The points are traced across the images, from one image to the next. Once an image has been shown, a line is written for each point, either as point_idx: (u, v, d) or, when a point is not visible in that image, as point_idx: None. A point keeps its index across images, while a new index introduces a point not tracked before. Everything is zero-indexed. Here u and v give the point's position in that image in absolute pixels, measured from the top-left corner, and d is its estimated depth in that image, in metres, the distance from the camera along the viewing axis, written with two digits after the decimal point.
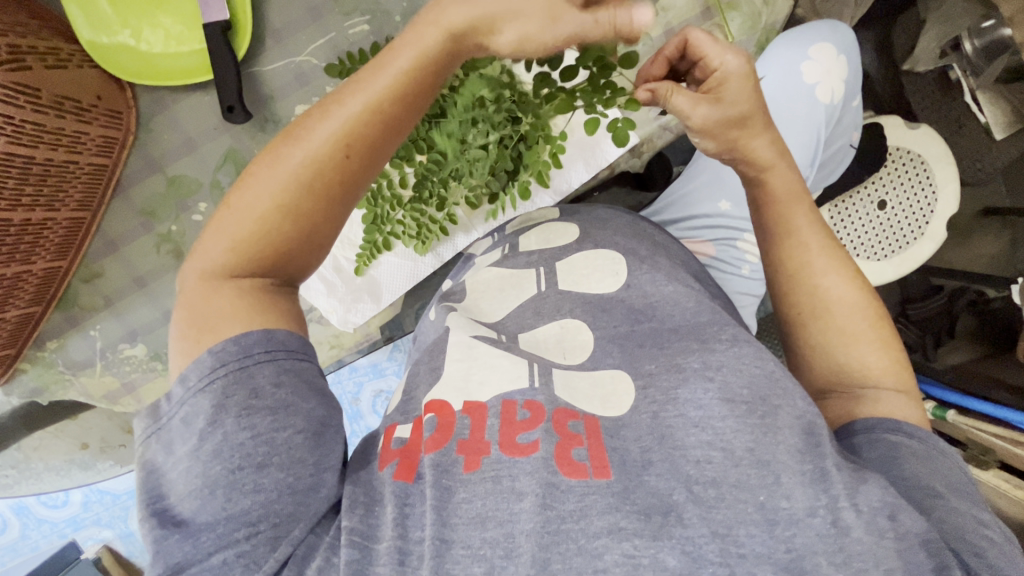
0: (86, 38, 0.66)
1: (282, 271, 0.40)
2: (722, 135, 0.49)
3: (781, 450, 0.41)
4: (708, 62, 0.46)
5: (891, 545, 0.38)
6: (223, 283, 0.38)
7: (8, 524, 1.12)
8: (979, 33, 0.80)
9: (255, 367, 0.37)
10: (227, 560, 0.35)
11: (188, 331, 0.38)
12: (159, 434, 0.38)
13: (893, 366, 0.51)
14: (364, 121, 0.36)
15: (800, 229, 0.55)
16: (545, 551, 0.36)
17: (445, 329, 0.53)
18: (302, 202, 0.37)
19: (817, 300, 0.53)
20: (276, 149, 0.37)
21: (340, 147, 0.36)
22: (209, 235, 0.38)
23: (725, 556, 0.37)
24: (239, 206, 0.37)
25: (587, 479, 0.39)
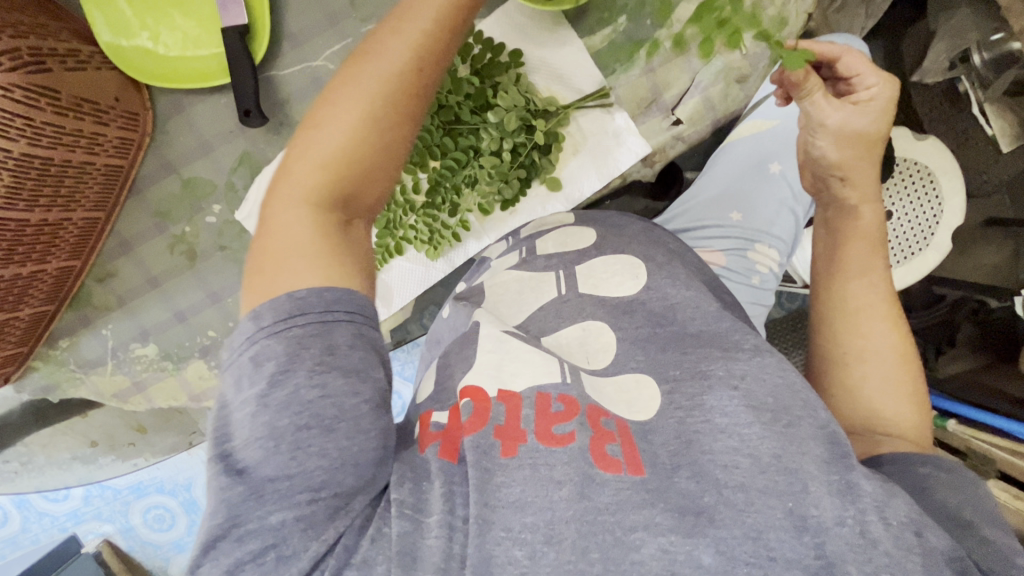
0: (105, 41, 0.67)
1: (363, 193, 0.43)
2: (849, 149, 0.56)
3: (808, 461, 0.41)
4: (861, 79, 0.54)
5: (919, 559, 0.37)
6: (314, 207, 0.41)
7: (9, 517, 1.13)
8: (988, 46, 0.82)
9: (335, 325, 0.39)
10: (285, 521, 0.35)
11: (279, 259, 0.40)
12: (230, 372, 0.38)
13: (919, 424, 0.53)
14: (426, 36, 0.42)
15: (872, 273, 0.58)
16: (585, 539, 0.37)
17: (474, 324, 0.53)
18: (385, 115, 0.41)
19: (863, 341, 0.56)
20: (350, 73, 0.42)
21: (412, 59, 0.42)
22: (294, 165, 0.41)
23: (758, 557, 0.37)
24: (320, 135, 0.41)
25: (621, 474, 0.40)
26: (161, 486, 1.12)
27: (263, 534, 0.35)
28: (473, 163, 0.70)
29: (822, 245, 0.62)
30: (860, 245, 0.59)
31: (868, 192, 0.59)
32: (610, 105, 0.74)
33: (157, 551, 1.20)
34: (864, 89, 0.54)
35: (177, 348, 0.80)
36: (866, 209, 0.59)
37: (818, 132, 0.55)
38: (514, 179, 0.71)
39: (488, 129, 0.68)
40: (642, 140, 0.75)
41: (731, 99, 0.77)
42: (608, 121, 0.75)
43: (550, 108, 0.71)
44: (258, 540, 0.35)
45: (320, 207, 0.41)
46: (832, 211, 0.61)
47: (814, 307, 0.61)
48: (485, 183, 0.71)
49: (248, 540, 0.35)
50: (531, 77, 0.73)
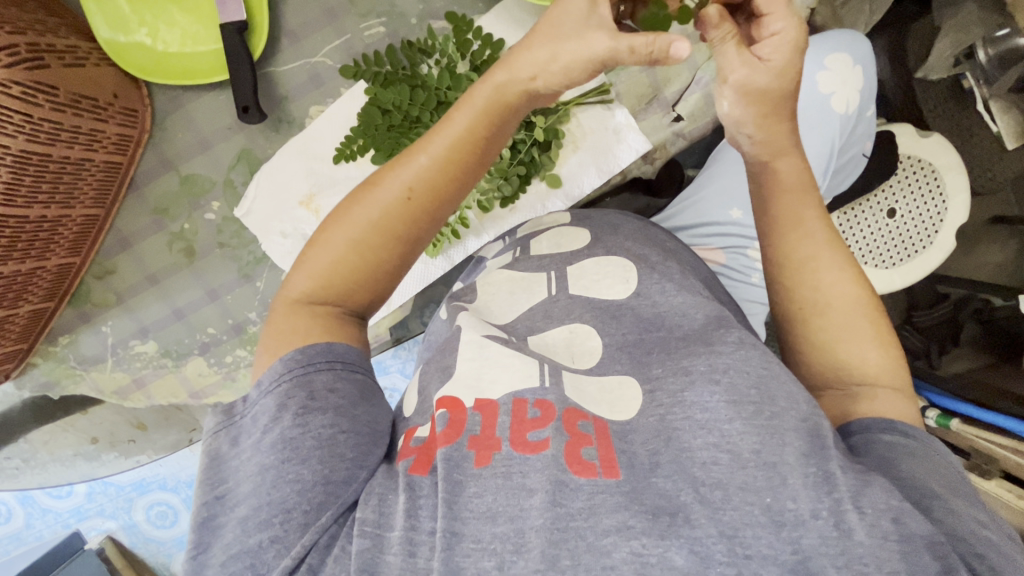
0: (103, 36, 0.66)
1: (349, 296, 0.47)
2: (760, 105, 0.50)
3: (788, 452, 0.40)
4: (769, 22, 0.47)
5: (894, 548, 0.36)
6: (302, 306, 0.46)
7: (12, 514, 1.12)
8: (993, 41, 0.81)
9: (316, 373, 0.42)
10: (262, 542, 0.36)
11: (266, 345, 0.45)
12: (229, 428, 0.42)
13: (889, 365, 0.51)
14: (427, 175, 0.46)
15: (808, 223, 0.54)
16: (555, 547, 0.36)
17: (457, 328, 0.53)
18: (375, 239, 0.46)
19: (820, 297, 0.53)
20: (360, 195, 0.47)
21: (401, 194, 0.46)
22: (299, 268, 0.47)
23: (732, 556, 0.36)
24: (323, 244, 0.47)
25: (597, 478, 0.40)
26: (163, 484, 1.11)
27: (243, 557, 0.36)
28: None
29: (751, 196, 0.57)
30: (785, 197, 0.55)
31: (784, 143, 0.53)
32: (612, 102, 0.74)
33: (161, 546, 1.20)
34: (769, 32, 0.48)
35: (176, 345, 0.80)
36: (783, 163, 0.54)
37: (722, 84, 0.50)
38: (513, 176, 0.71)
39: None
40: (643, 137, 0.75)
41: None
42: (609, 117, 0.75)
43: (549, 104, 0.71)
44: (239, 562, 0.36)
45: (310, 304, 0.46)
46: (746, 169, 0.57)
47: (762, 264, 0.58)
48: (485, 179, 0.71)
49: (232, 562, 0.36)
50: None
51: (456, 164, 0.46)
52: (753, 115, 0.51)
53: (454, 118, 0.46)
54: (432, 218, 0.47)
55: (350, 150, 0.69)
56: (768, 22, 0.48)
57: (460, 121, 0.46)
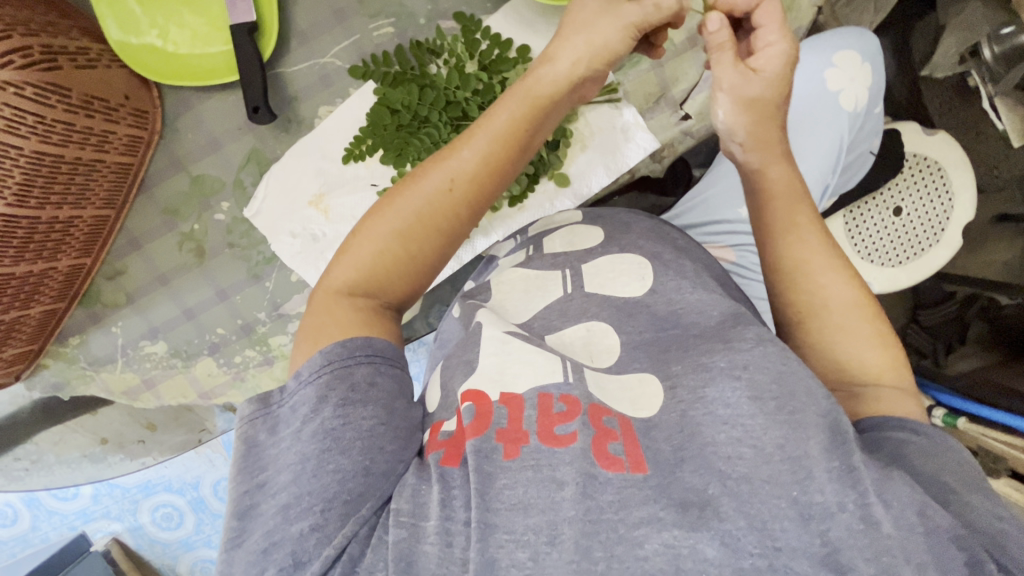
0: (115, 38, 0.67)
1: (388, 287, 0.48)
2: (752, 112, 0.50)
3: (812, 446, 0.40)
4: (762, 34, 0.50)
5: (924, 543, 0.37)
6: (343, 296, 0.46)
7: (18, 516, 1.13)
8: (998, 39, 0.81)
9: (356, 366, 0.42)
10: (303, 532, 0.36)
11: (306, 334, 0.45)
12: (267, 418, 0.42)
13: (888, 363, 0.51)
14: (471, 167, 0.48)
15: (802, 227, 0.53)
16: (588, 538, 0.36)
17: (478, 323, 0.53)
18: (419, 229, 0.47)
19: (817, 299, 0.52)
20: (404, 188, 0.49)
21: (447, 185, 0.47)
22: (341, 261, 0.48)
23: (764, 547, 0.36)
24: (368, 236, 0.48)
25: (625, 473, 0.40)
26: (169, 485, 1.12)
27: (284, 546, 0.36)
28: None
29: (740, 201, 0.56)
30: (775, 199, 0.53)
31: (776, 153, 0.53)
32: (619, 100, 0.74)
33: (166, 549, 1.20)
34: (764, 42, 0.49)
35: (186, 345, 0.80)
36: (772, 171, 0.53)
37: (715, 94, 0.50)
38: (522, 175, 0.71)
39: None
40: (651, 135, 0.74)
41: None
42: (617, 116, 0.75)
43: None
44: (279, 551, 0.36)
45: (355, 295, 0.47)
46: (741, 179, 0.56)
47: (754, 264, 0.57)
48: None
49: (274, 552, 0.36)
50: None
51: (501, 156, 0.48)
52: (744, 124, 0.51)
53: (498, 113, 0.49)
54: (476, 209, 0.49)
55: (359, 150, 0.70)
56: (761, 30, 0.50)
57: (503, 114, 0.48)
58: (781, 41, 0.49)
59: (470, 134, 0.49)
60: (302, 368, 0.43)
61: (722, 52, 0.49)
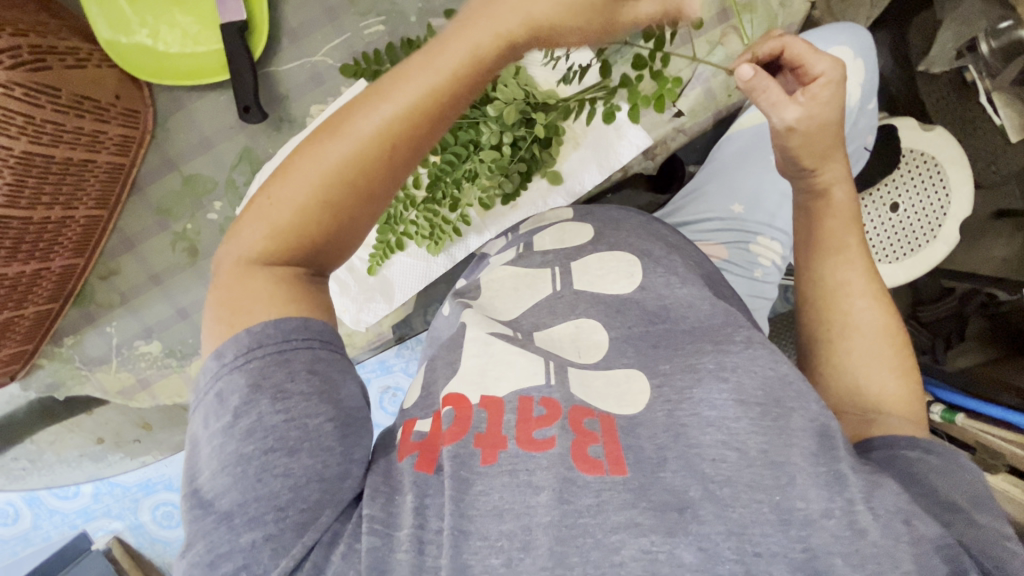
0: (104, 37, 0.67)
1: (318, 257, 0.40)
2: (813, 140, 0.52)
3: (795, 453, 0.40)
4: (810, 66, 0.50)
5: (908, 547, 0.37)
6: (262, 267, 0.39)
7: (20, 515, 1.13)
8: (995, 34, 0.79)
9: (293, 353, 0.39)
10: (255, 541, 0.35)
11: (222, 313, 0.39)
12: (198, 409, 0.39)
13: (907, 399, 0.52)
14: (407, 119, 0.37)
15: (850, 250, 0.57)
16: (562, 545, 0.36)
17: (462, 325, 0.53)
18: (342, 192, 0.38)
19: (848, 321, 0.55)
20: (318, 142, 0.38)
21: (382, 140, 0.37)
22: (250, 220, 0.39)
23: (741, 553, 0.37)
24: (278, 200, 0.38)
25: (604, 476, 0.39)
26: (169, 484, 1.12)
27: (235, 557, 0.35)
28: (474, 158, 0.69)
29: (800, 223, 0.60)
30: (838, 220, 0.57)
31: (838, 173, 0.56)
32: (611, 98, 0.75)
33: (167, 548, 1.21)
34: (815, 73, 0.50)
35: (180, 345, 0.80)
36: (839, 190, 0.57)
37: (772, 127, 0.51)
38: (515, 173, 0.71)
39: (488, 123, 0.67)
40: (644, 132, 0.75)
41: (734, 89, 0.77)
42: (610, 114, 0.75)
43: (550, 101, 0.69)
44: (230, 562, 0.35)
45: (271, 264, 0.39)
46: (801, 197, 0.59)
47: (798, 284, 0.61)
48: (486, 177, 0.70)
49: (223, 561, 0.35)
50: (531, 70, 0.73)
51: (443, 110, 0.37)
52: (809, 149, 0.53)
53: (443, 54, 0.37)
54: (411, 172, 0.40)
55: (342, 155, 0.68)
56: (806, 64, 0.50)
57: (449, 59, 0.36)
58: (830, 68, 0.49)
59: (404, 74, 0.37)
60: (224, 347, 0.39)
61: (760, 92, 0.49)
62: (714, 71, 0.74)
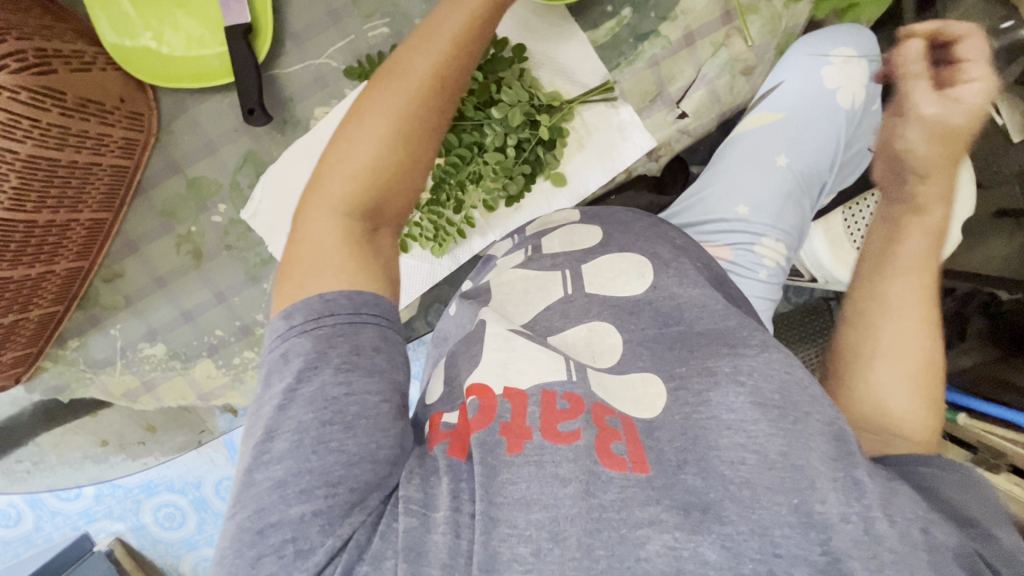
0: (109, 41, 0.67)
1: (393, 196, 0.46)
2: (938, 147, 0.35)
3: (814, 457, 0.40)
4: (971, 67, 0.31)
5: (924, 556, 0.37)
6: (344, 216, 0.44)
7: (21, 517, 1.13)
8: None
9: (362, 327, 0.41)
10: (304, 514, 0.35)
11: (310, 264, 0.43)
12: (264, 369, 0.41)
13: (933, 427, 0.53)
14: (448, 53, 0.48)
15: (913, 278, 0.55)
16: (590, 537, 0.36)
17: (481, 321, 0.53)
18: (412, 125, 0.46)
19: (892, 344, 0.55)
20: (376, 93, 0.47)
21: (433, 76, 0.47)
22: (328, 180, 0.45)
23: (764, 554, 0.36)
24: (358, 144, 0.45)
25: (627, 473, 0.40)
26: (171, 485, 1.12)
27: (283, 528, 0.35)
28: (478, 159, 0.70)
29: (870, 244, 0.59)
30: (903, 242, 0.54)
31: (942, 190, 0.45)
32: (616, 99, 0.75)
33: (170, 549, 1.20)
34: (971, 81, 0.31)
35: (185, 347, 0.80)
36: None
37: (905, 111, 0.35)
38: (518, 174, 0.71)
39: (493, 125, 0.69)
40: (647, 134, 0.76)
41: (737, 91, 0.79)
42: (613, 115, 0.76)
43: (555, 102, 0.72)
44: (279, 533, 0.35)
45: (353, 207, 0.44)
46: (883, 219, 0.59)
47: (853, 299, 0.60)
48: (490, 178, 0.71)
49: (271, 533, 0.35)
50: (536, 71, 0.73)
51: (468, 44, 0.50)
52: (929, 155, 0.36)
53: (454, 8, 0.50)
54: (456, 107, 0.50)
55: None
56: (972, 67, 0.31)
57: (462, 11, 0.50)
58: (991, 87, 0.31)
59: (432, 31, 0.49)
60: (279, 321, 0.42)
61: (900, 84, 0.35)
62: (717, 73, 0.76)
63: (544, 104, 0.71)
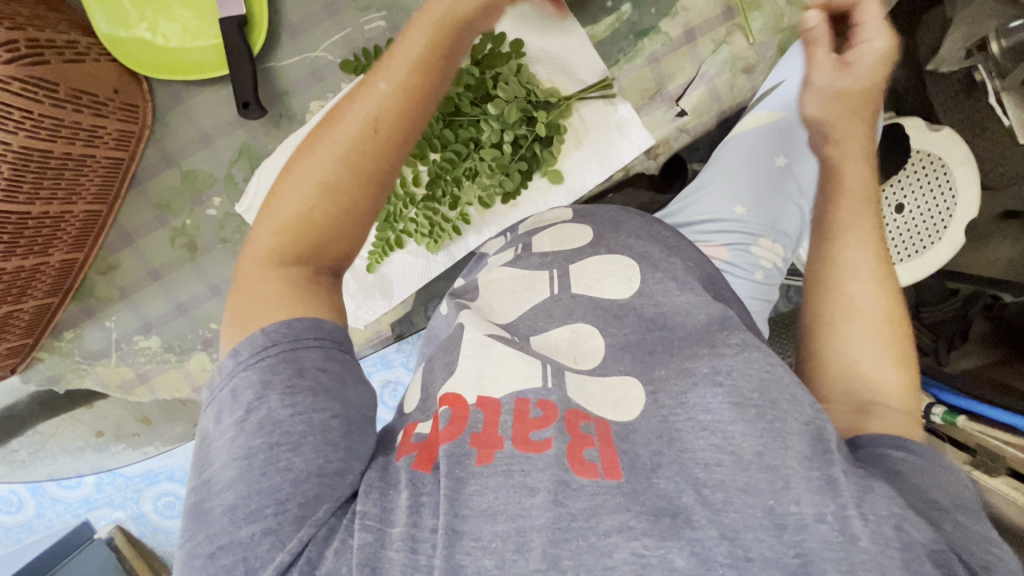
0: (104, 31, 0.67)
1: (323, 249, 0.43)
2: (842, 103, 0.59)
3: (789, 456, 0.39)
4: (862, 31, 0.54)
5: (897, 554, 0.35)
6: (273, 267, 0.42)
7: (24, 504, 1.14)
8: (1006, 33, 0.78)
9: (304, 351, 0.40)
10: (254, 535, 0.35)
11: (237, 314, 0.42)
12: (212, 405, 0.40)
13: (905, 386, 0.51)
14: (388, 99, 0.42)
15: (854, 231, 0.58)
16: (555, 547, 0.36)
17: (462, 325, 0.53)
18: (341, 181, 0.41)
19: (849, 304, 0.56)
20: (315, 139, 0.43)
21: (367, 122, 0.41)
22: (262, 225, 0.43)
23: (733, 558, 0.36)
24: (288, 195, 0.42)
25: (598, 479, 0.39)
26: (171, 475, 1.12)
27: (234, 550, 0.35)
28: (474, 156, 0.70)
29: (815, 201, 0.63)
30: (847, 199, 0.59)
31: (856, 143, 0.59)
32: (614, 97, 0.74)
33: (169, 538, 1.21)
34: (860, 39, 0.54)
35: (179, 340, 0.80)
36: (813, 103, 0.60)
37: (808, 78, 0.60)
38: (515, 171, 0.71)
39: (489, 121, 0.68)
40: (646, 132, 0.74)
41: (737, 90, 0.79)
42: (612, 112, 0.75)
43: (551, 99, 0.71)
44: (230, 554, 0.35)
45: (281, 261, 0.42)
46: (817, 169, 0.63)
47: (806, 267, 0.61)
48: (485, 175, 0.71)
49: (223, 555, 0.35)
50: (533, 67, 0.73)
51: (421, 86, 0.42)
52: (834, 113, 0.60)
53: (406, 41, 0.43)
54: (398, 155, 0.43)
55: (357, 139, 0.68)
56: (861, 27, 0.54)
57: (411, 45, 0.43)
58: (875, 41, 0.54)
59: (376, 74, 0.42)
60: (224, 360, 0.41)
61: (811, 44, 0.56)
62: (717, 71, 0.76)
63: (541, 101, 0.71)
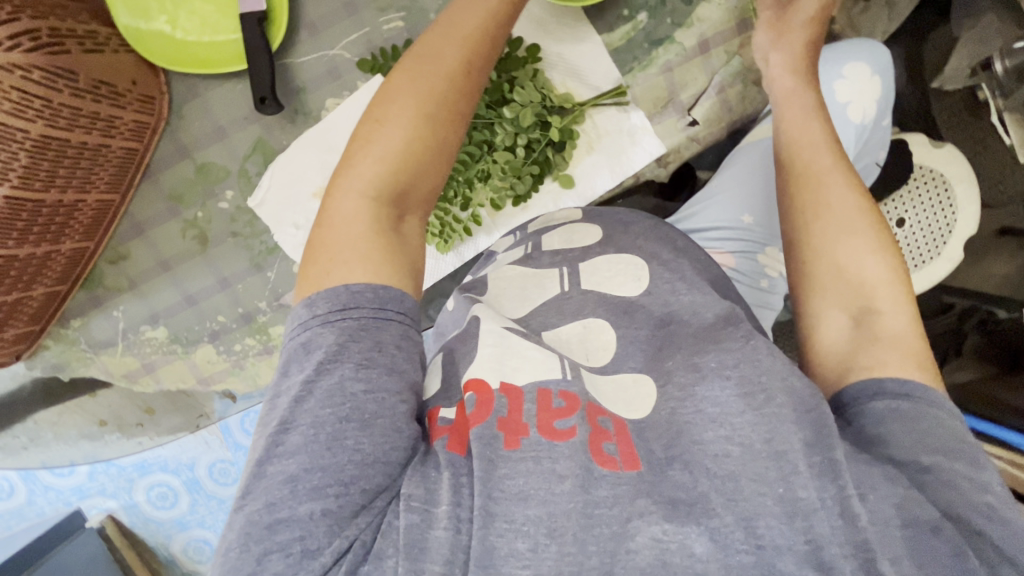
0: (123, 22, 0.67)
1: (419, 182, 0.47)
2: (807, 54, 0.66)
3: (796, 438, 0.40)
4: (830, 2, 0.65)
5: (901, 541, 0.38)
6: (375, 197, 0.44)
7: (16, 489, 1.14)
8: (1010, 53, 0.79)
9: (387, 323, 0.42)
10: (313, 513, 0.36)
11: (332, 253, 0.43)
12: (285, 360, 0.41)
13: (889, 276, 0.50)
14: (472, 43, 0.50)
15: (817, 143, 0.58)
16: (585, 532, 0.37)
17: (475, 318, 0.53)
18: (436, 113, 0.47)
19: (821, 202, 0.55)
20: (404, 77, 0.48)
21: (462, 62, 0.49)
22: (359, 159, 0.45)
23: (748, 543, 0.37)
24: (389, 129, 0.46)
25: (619, 471, 0.41)
26: (165, 465, 1.12)
27: (291, 526, 0.36)
28: (488, 157, 0.71)
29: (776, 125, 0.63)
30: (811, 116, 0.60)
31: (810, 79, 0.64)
32: (626, 104, 0.76)
33: (161, 528, 1.21)
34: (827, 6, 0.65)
35: (186, 331, 0.80)
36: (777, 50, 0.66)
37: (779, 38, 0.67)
38: (527, 175, 0.72)
39: (503, 124, 0.70)
40: (657, 140, 0.77)
41: (749, 101, 0.79)
42: (624, 120, 0.76)
43: (566, 105, 0.72)
44: (286, 531, 0.35)
45: (382, 189, 0.45)
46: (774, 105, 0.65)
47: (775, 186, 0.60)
48: (498, 178, 0.72)
49: (281, 529, 0.36)
50: (548, 72, 0.74)
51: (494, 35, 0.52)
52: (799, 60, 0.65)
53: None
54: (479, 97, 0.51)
55: None
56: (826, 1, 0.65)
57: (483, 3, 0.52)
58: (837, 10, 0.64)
59: (456, 29, 0.50)
60: (294, 316, 0.42)
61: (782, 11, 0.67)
62: (729, 82, 0.77)
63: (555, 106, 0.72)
